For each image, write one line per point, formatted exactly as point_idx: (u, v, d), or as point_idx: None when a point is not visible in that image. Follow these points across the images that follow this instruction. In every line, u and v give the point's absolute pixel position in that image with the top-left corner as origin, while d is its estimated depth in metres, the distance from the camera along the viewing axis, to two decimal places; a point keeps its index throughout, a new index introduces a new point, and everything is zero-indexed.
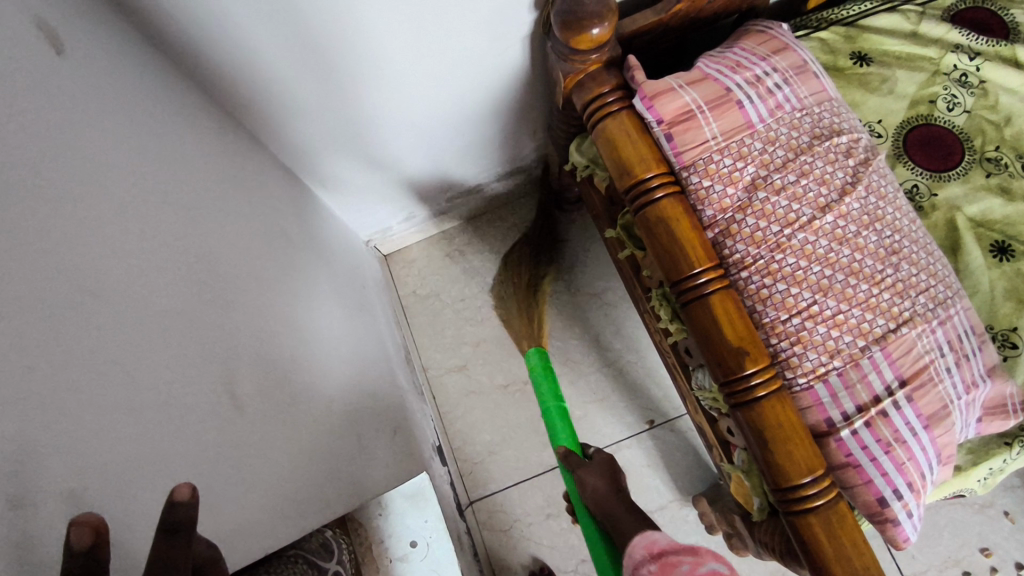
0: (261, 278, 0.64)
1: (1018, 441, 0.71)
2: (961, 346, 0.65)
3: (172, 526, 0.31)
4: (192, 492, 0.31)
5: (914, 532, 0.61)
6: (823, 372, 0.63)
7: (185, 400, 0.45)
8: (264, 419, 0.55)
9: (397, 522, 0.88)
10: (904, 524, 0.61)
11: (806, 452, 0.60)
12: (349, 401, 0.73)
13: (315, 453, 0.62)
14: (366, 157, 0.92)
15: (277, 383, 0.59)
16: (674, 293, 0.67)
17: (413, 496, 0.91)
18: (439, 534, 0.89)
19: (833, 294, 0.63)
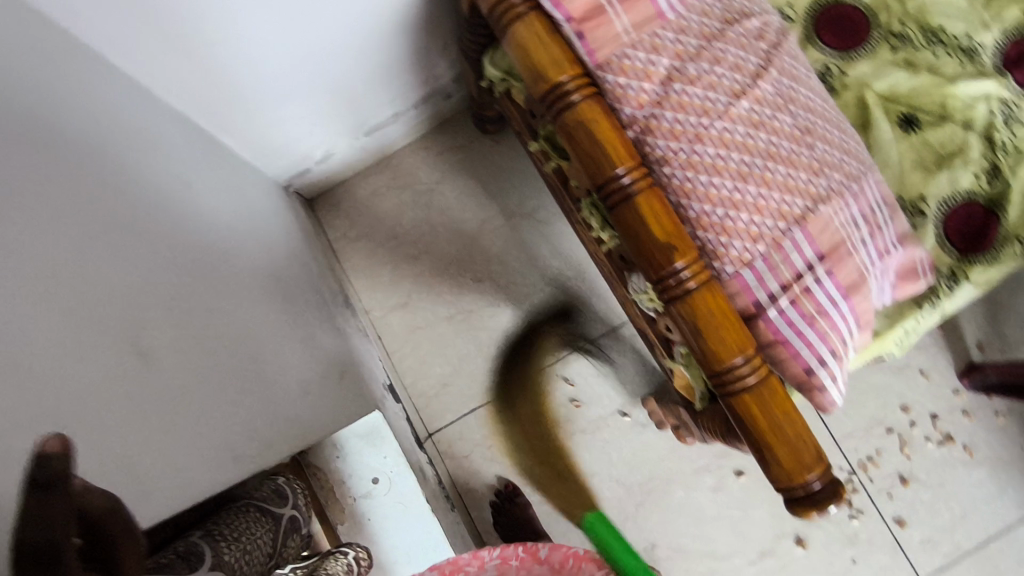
0: (157, 230, 0.59)
1: (928, 302, 0.77)
2: (873, 218, 0.68)
3: (45, 481, 0.31)
4: (62, 444, 0.32)
5: (838, 396, 0.65)
6: (748, 258, 0.64)
7: (75, 357, 0.44)
8: (167, 372, 0.54)
9: (356, 461, 0.89)
10: (830, 390, 0.64)
11: (737, 336, 0.62)
12: (275, 349, 0.72)
13: (239, 408, 0.62)
14: (270, 95, 0.84)
15: (181, 333, 0.58)
16: (600, 197, 0.66)
17: (368, 435, 0.90)
18: (400, 466, 0.90)
19: (752, 181, 0.64)
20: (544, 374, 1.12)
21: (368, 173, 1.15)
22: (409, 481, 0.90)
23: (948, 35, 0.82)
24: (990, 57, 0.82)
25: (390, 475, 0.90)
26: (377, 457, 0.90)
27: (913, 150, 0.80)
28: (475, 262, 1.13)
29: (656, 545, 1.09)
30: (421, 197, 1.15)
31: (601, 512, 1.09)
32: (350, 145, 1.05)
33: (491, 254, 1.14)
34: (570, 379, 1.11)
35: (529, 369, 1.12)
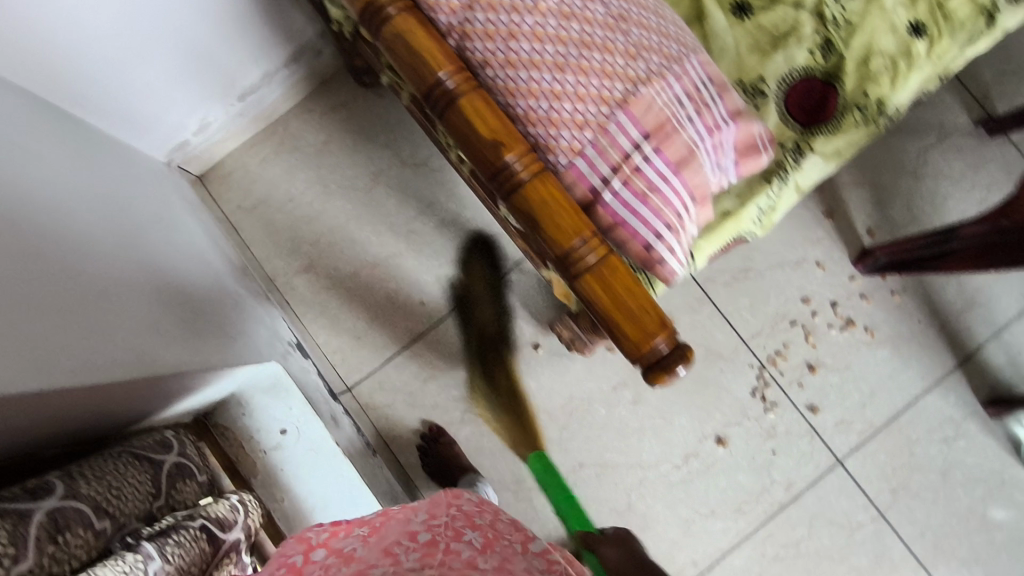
0: (14, 182, 0.61)
1: (776, 177, 0.80)
2: (699, 95, 0.70)
3: None
4: None
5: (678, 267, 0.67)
6: (578, 147, 0.67)
7: None
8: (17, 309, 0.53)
9: (261, 415, 0.91)
10: (669, 262, 0.67)
11: (571, 220, 0.64)
12: (168, 309, 0.78)
13: (98, 349, 0.61)
14: (125, 61, 0.82)
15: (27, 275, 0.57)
16: (431, 107, 0.67)
17: (270, 389, 0.92)
18: (305, 414, 0.93)
19: (571, 71, 0.66)
20: (455, 315, 1.14)
21: (253, 141, 1.14)
22: (315, 426, 0.94)
23: None
24: None
25: (297, 424, 0.93)
26: (282, 409, 0.92)
27: (749, 35, 0.82)
28: (372, 216, 1.14)
29: (584, 462, 1.13)
30: (310, 158, 1.15)
31: (526, 438, 1.13)
32: (224, 112, 1.04)
33: (388, 206, 1.15)
34: (478, 315, 1.14)
35: (439, 312, 1.14)
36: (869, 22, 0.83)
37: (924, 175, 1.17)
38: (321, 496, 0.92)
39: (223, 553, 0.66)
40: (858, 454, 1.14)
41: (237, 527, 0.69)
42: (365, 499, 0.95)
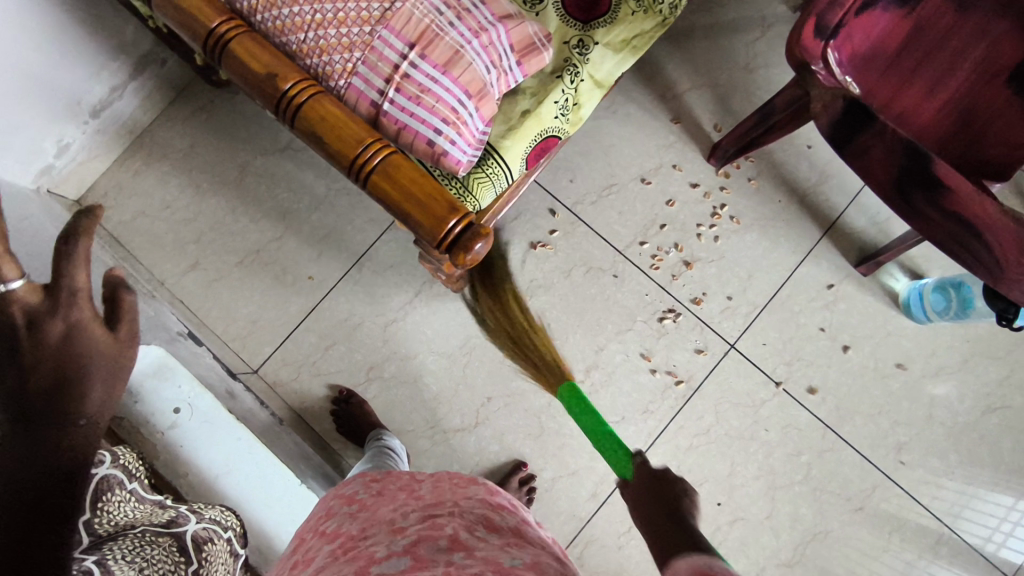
0: None
1: (566, 72, 0.86)
2: (458, 3, 0.76)
3: None
4: None
5: (460, 154, 0.75)
6: (351, 67, 0.73)
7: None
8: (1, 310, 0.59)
9: (151, 398, 0.94)
10: (450, 151, 0.74)
11: (351, 130, 0.70)
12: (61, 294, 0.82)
13: None
14: None
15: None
16: (212, 57, 0.73)
17: (156, 371, 0.96)
18: (195, 390, 0.97)
19: (327, 0, 0.73)
20: (345, 282, 1.20)
21: (122, 158, 1.20)
22: (207, 400, 0.97)
23: None
24: None
25: (188, 400, 0.96)
26: (172, 389, 0.95)
27: None
28: (249, 205, 1.20)
29: (492, 396, 1.18)
30: (180, 163, 1.21)
31: (433, 384, 1.18)
32: (81, 132, 1.10)
33: (262, 193, 1.21)
34: (367, 277, 1.20)
35: (328, 282, 1.19)
36: None
37: (754, 67, 1.25)
38: (227, 464, 0.95)
39: (97, 486, 0.70)
40: (748, 336, 1.19)
41: (105, 464, 0.72)
42: (268, 460, 0.99)
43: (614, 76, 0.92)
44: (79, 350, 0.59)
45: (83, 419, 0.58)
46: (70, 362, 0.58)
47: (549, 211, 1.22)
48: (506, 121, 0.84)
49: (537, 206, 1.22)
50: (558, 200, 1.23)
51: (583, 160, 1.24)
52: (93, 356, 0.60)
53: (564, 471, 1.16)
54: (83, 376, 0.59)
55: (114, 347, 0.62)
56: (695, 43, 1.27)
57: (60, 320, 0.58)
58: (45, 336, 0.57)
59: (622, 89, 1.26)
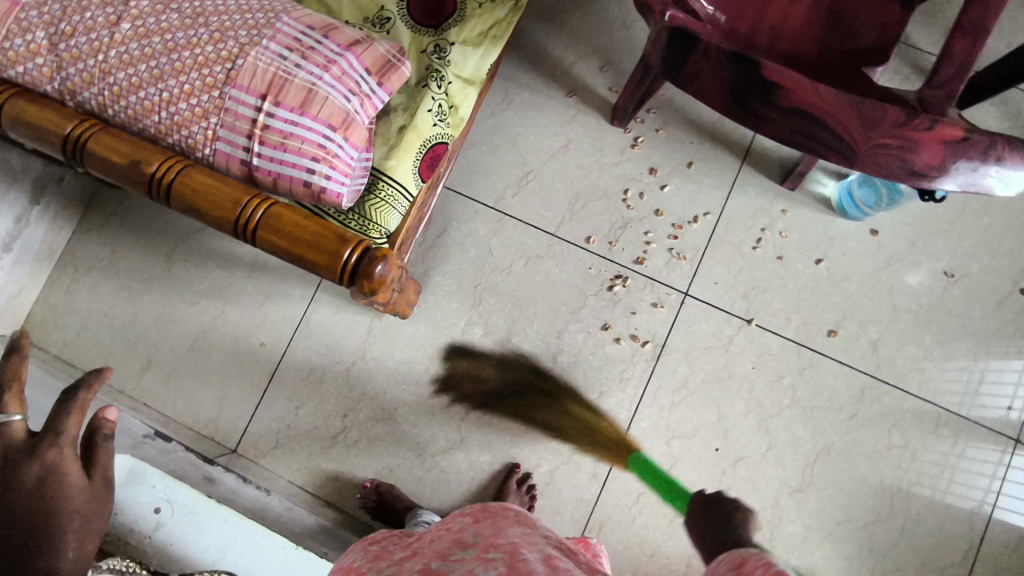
0: None
1: (431, 79, 0.87)
2: (299, 44, 0.77)
3: None
4: None
5: (340, 185, 0.77)
6: (211, 133, 0.74)
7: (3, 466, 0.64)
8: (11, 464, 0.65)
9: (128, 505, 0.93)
10: (329, 185, 0.76)
11: (225, 193, 0.71)
12: None
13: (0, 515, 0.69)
14: None
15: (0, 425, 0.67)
16: (76, 161, 0.74)
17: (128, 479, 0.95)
18: (170, 485, 0.95)
19: (170, 76, 0.73)
20: (298, 339, 1.20)
21: (51, 282, 1.22)
22: (184, 490, 0.95)
23: None
24: None
25: (166, 497, 0.94)
26: (147, 490, 0.94)
27: None
28: (185, 292, 1.21)
29: (470, 408, 1.17)
30: (108, 270, 1.22)
31: (410, 414, 1.17)
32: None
33: (196, 276, 1.21)
34: (317, 329, 1.20)
35: (280, 344, 1.19)
36: None
37: (630, 22, 1.26)
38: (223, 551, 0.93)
39: None
40: (698, 279, 1.20)
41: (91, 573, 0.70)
42: (264, 537, 0.96)
43: (482, 70, 0.93)
44: (55, 497, 0.63)
45: (60, 564, 0.61)
46: (45, 510, 0.62)
47: (474, 215, 1.23)
48: (386, 142, 0.85)
49: (461, 214, 1.23)
50: (479, 202, 1.24)
51: (493, 157, 1.25)
52: (60, 499, 0.63)
53: (560, 460, 1.16)
54: (61, 522, 0.62)
55: (83, 492, 0.66)
56: (566, 15, 1.28)
57: (39, 461, 0.64)
58: (23, 478, 0.62)
59: (510, 79, 1.27)
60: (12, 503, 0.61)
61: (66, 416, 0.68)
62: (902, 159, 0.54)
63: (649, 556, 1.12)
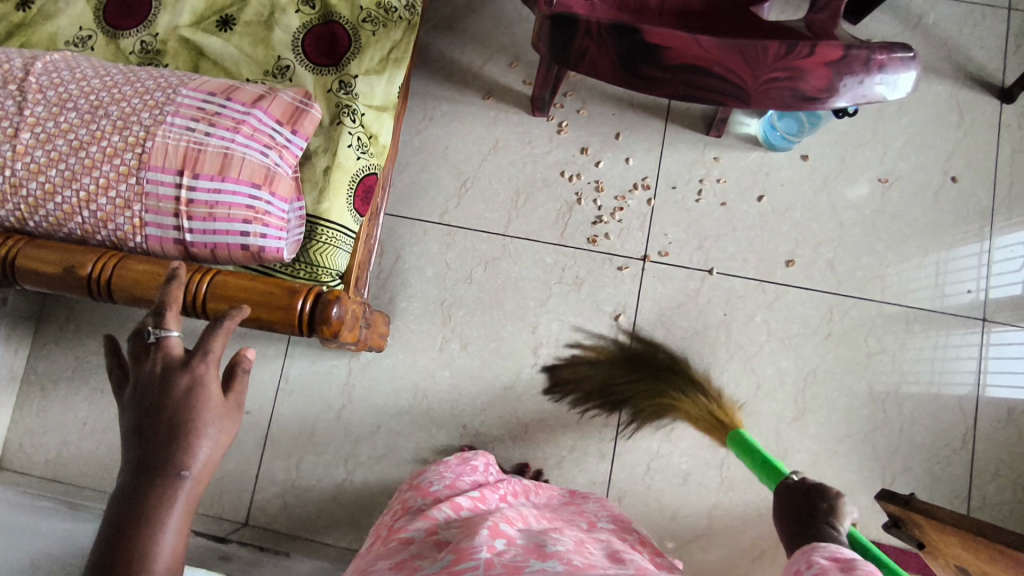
0: None
1: (343, 116, 0.88)
2: (203, 112, 0.77)
3: None
4: None
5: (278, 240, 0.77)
6: (138, 221, 0.74)
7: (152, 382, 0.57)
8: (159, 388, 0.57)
9: None
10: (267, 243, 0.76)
11: (167, 274, 0.71)
12: None
13: None
14: None
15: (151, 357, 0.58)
16: (9, 280, 0.74)
17: None
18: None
19: (82, 175, 0.73)
20: (281, 398, 1.19)
21: (22, 405, 1.19)
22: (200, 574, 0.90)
23: None
24: None
25: None
26: None
27: (241, 40, 0.90)
28: None
29: (466, 421, 1.18)
30: (75, 378, 1.20)
31: (409, 442, 1.18)
32: None
33: None
34: (298, 383, 1.20)
35: (265, 406, 1.19)
36: None
37: (527, 13, 1.29)
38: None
39: None
40: (653, 242, 1.22)
41: None
42: None
43: (392, 94, 0.94)
44: (192, 412, 0.56)
45: (185, 473, 0.55)
46: (181, 425, 0.56)
47: (424, 235, 1.24)
48: (315, 187, 0.85)
49: (411, 237, 1.24)
50: (426, 220, 1.24)
51: (427, 174, 1.26)
52: (202, 415, 0.57)
53: (564, 449, 1.17)
54: (192, 434, 0.56)
55: (223, 407, 0.58)
56: (464, 21, 1.30)
57: (189, 373, 0.58)
58: (172, 386, 0.57)
59: (427, 95, 1.28)
60: (162, 408, 0.56)
61: (216, 338, 0.60)
62: (791, 87, 0.57)
63: (671, 517, 1.14)
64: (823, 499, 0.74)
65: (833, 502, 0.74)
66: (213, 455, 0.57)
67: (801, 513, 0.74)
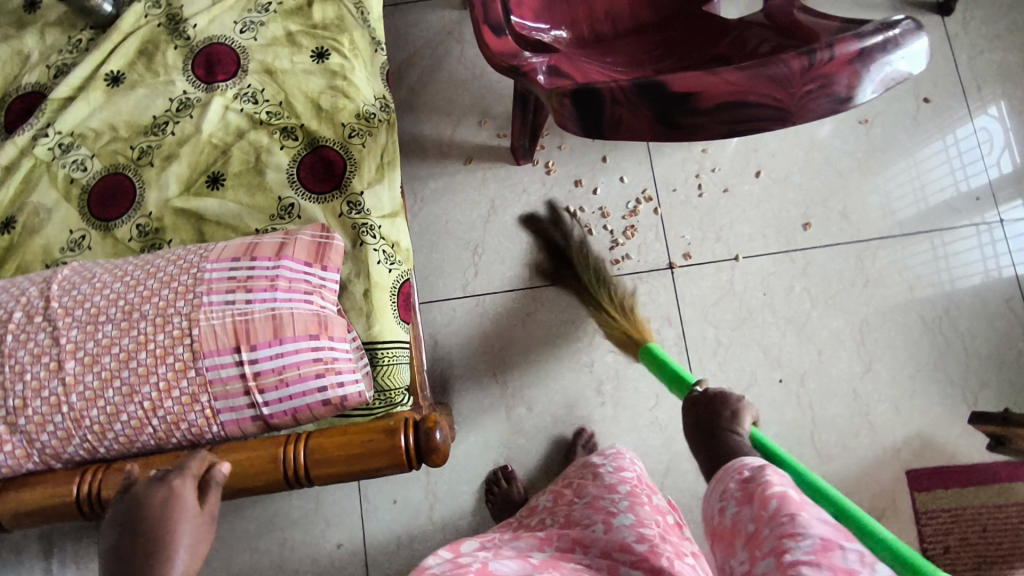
0: None
1: (364, 236, 0.86)
2: (236, 281, 0.74)
3: None
4: None
5: (354, 383, 0.76)
6: (211, 411, 0.71)
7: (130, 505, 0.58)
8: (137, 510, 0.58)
9: None
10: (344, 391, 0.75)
11: (259, 457, 0.68)
12: None
13: None
14: None
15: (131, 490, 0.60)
16: (96, 512, 0.71)
17: None
18: None
19: (139, 385, 0.70)
20: (367, 520, 1.16)
21: None
22: None
23: (160, 115, 0.93)
24: (197, 89, 0.94)
25: None
26: None
27: (238, 191, 0.88)
28: (239, 544, 1.15)
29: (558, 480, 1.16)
30: None
31: None
32: None
33: (244, 523, 1.17)
34: (381, 498, 1.17)
35: (355, 534, 1.15)
36: (288, 89, 0.93)
37: (480, 71, 1.31)
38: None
39: None
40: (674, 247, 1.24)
41: None
42: None
43: (398, 197, 0.93)
44: (167, 521, 0.56)
45: None
46: (158, 535, 0.55)
47: (456, 311, 1.23)
48: (361, 314, 0.84)
49: (442, 319, 1.23)
50: (452, 298, 1.23)
51: (437, 254, 1.25)
52: (178, 522, 0.57)
53: (661, 474, 1.16)
54: (166, 543, 0.55)
55: (200, 515, 0.58)
56: (423, 96, 1.31)
57: (166, 486, 0.58)
58: (149, 499, 0.57)
59: (410, 177, 1.28)
60: (139, 526, 0.56)
61: (192, 461, 0.62)
62: (829, 94, 0.58)
63: None
64: (725, 405, 0.78)
65: (735, 408, 0.77)
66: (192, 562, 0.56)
67: (703, 427, 0.77)
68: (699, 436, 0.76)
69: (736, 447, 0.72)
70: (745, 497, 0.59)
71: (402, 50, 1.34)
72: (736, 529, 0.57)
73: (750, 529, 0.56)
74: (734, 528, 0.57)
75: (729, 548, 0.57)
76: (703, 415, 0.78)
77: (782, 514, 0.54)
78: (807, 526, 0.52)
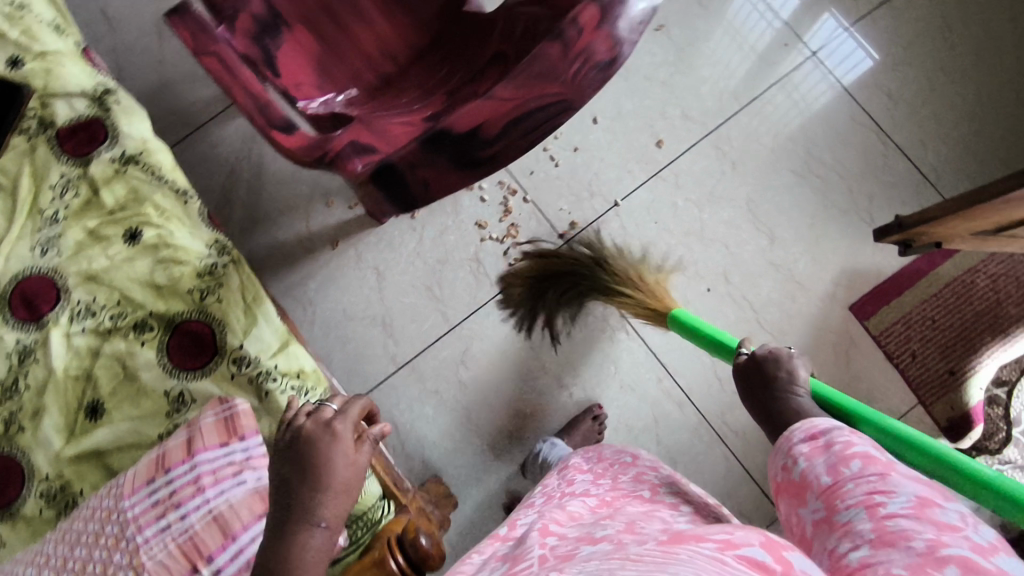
0: None
1: (267, 385, 0.84)
2: (161, 504, 0.71)
3: None
4: None
5: None
6: None
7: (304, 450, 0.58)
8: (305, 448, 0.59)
9: None
10: None
11: None
12: None
13: None
14: None
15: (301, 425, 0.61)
16: None
17: None
18: None
19: None
20: None
21: None
22: None
23: (5, 375, 0.86)
24: (28, 332, 0.87)
25: None
26: None
27: (123, 409, 0.83)
28: None
29: None
30: None
31: None
32: None
33: None
34: None
35: None
36: (119, 284, 0.88)
37: None
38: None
39: None
40: (558, 225, 1.28)
41: None
42: None
43: (280, 327, 0.91)
44: (332, 467, 0.57)
45: (323, 524, 0.55)
46: (318, 476, 0.57)
47: (402, 385, 1.22)
48: None
49: (388, 400, 1.21)
50: (390, 375, 1.22)
51: (352, 343, 1.23)
52: (337, 465, 0.57)
53: (653, 425, 1.22)
54: (327, 493, 0.56)
55: (358, 471, 0.59)
56: (262, 205, 1.27)
57: (331, 431, 0.59)
58: (317, 437, 0.59)
59: (293, 286, 1.25)
60: (306, 460, 0.57)
61: (353, 406, 0.63)
62: (594, 64, 0.58)
63: None
64: (779, 366, 0.75)
65: (788, 368, 0.75)
66: (343, 508, 0.57)
67: (761, 398, 0.74)
68: (755, 403, 0.75)
69: (795, 409, 0.71)
70: (823, 448, 0.57)
71: (218, 172, 1.28)
72: (805, 482, 0.55)
73: (825, 481, 0.54)
74: (802, 482, 0.55)
75: (797, 503, 0.55)
76: (756, 386, 0.76)
77: (850, 480, 0.52)
78: (898, 484, 0.51)
